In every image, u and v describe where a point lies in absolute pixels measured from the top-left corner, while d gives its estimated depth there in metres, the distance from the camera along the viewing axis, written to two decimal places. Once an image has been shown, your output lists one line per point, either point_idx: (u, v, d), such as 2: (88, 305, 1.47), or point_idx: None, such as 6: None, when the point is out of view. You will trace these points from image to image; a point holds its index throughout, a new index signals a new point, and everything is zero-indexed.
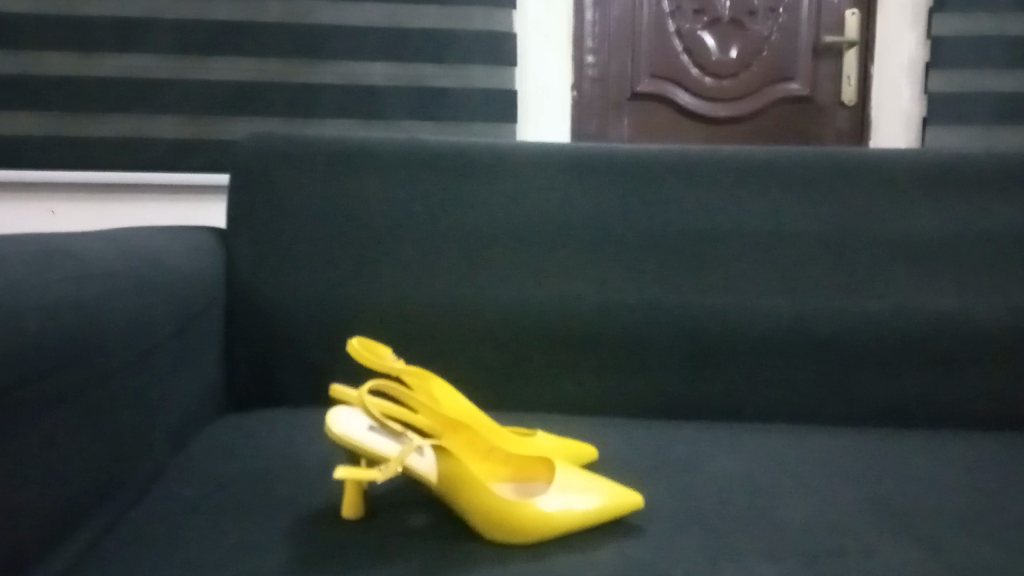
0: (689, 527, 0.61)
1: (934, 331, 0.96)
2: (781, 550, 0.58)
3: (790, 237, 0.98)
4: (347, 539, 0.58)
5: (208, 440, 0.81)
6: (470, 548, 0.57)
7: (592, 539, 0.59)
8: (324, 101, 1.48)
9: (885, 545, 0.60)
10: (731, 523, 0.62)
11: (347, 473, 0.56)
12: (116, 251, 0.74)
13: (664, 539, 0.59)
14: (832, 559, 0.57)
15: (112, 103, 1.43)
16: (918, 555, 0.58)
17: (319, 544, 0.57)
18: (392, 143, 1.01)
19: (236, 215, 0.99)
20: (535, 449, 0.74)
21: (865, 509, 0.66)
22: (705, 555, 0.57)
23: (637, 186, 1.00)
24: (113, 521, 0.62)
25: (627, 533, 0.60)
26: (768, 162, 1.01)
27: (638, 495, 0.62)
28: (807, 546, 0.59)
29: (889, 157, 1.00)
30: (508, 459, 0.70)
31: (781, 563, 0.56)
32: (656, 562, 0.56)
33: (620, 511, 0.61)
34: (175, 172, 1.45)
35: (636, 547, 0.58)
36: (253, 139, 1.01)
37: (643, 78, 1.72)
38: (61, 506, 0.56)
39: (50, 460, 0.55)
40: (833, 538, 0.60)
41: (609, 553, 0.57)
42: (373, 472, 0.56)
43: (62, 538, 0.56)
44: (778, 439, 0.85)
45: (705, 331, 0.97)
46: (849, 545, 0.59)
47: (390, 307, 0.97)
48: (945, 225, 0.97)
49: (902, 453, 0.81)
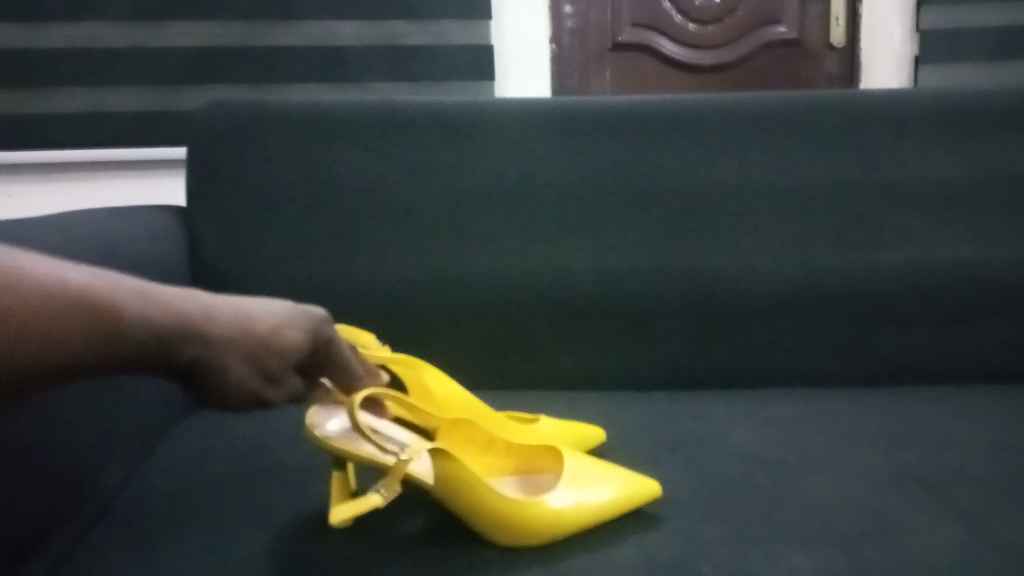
0: (710, 513, 0.57)
1: (947, 284, 0.92)
2: (812, 534, 0.54)
3: (793, 188, 0.93)
4: (342, 548, 0.53)
5: (183, 434, 0.75)
6: (475, 555, 0.53)
7: (610, 536, 0.55)
8: (291, 65, 1.40)
9: (921, 524, 0.55)
10: (753, 507, 0.58)
11: (346, 511, 0.51)
12: (56, 242, 0.68)
13: (685, 531, 0.55)
14: (868, 540, 0.53)
15: (64, 76, 1.35)
16: (962, 531, 0.54)
17: (310, 558, 0.52)
18: (367, 106, 0.94)
19: (202, 189, 0.92)
20: (542, 437, 0.70)
21: (891, 482, 0.62)
22: (735, 545, 0.53)
23: (632, 141, 0.94)
24: (72, 546, 0.56)
25: (645, 525, 0.56)
26: (770, 109, 0.95)
27: (655, 483, 0.58)
28: (841, 527, 0.55)
29: (895, 99, 0.94)
30: (510, 452, 0.66)
31: (813, 552, 0.52)
32: (682, 556, 0.51)
33: (638, 501, 0.56)
34: (135, 148, 1.38)
35: (657, 541, 0.54)
36: (216, 109, 0.94)
37: (625, 27, 1.65)
38: (16, 532, 0.50)
39: (13, 473, 0.51)
40: (865, 518, 0.56)
41: (629, 552, 0.52)
42: (374, 498, 0.52)
43: (32, 550, 0.52)
44: (791, 407, 0.81)
45: (708, 294, 0.92)
46: (885, 523, 0.55)
47: (375, 284, 0.92)
48: (956, 169, 0.93)
49: (921, 416, 0.78)
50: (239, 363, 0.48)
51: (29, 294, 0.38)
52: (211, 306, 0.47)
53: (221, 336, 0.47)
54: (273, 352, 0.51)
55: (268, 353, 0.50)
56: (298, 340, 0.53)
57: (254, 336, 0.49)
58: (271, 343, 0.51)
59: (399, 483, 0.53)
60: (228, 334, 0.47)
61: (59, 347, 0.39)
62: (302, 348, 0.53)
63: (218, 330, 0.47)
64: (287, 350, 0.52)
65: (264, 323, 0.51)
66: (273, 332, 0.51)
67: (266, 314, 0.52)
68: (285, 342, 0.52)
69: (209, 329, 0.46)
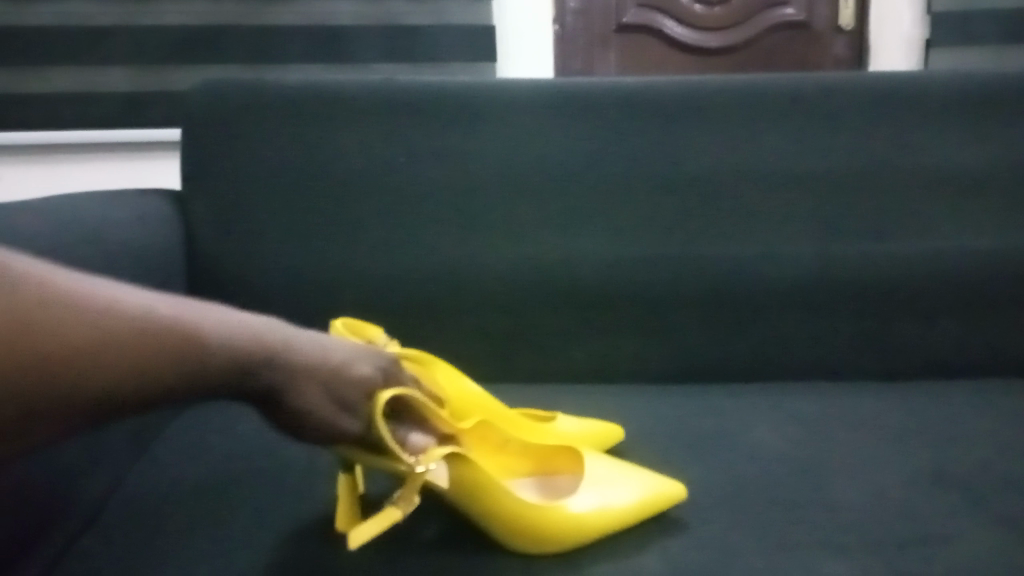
0: (738, 519, 0.54)
1: (969, 275, 0.89)
2: (844, 538, 0.52)
3: (811, 175, 0.91)
4: (353, 555, 0.51)
5: (182, 429, 0.72)
6: (495, 565, 0.50)
7: (634, 542, 0.53)
8: (289, 44, 1.36)
9: (961, 528, 0.53)
10: (782, 511, 0.55)
11: (373, 527, 0.48)
12: (43, 228, 0.64)
13: (715, 538, 0.52)
14: (902, 545, 0.51)
15: (53, 55, 1.31)
16: (1000, 534, 0.52)
17: (320, 568, 0.49)
18: (370, 86, 0.91)
19: (199, 174, 0.89)
20: (559, 438, 0.68)
21: (925, 483, 0.59)
22: (764, 552, 0.50)
23: (644, 124, 0.91)
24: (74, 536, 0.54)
25: (670, 530, 0.53)
26: (787, 92, 0.92)
27: (679, 485, 0.56)
28: (873, 531, 0.53)
29: (915, 81, 0.92)
30: (526, 454, 0.64)
31: (849, 561, 0.49)
32: (712, 564, 0.49)
33: (663, 505, 0.54)
34: (128, 129, 1.34)
35: (685, 547, 0.51)
36: (211, 89, 0.90)
37: (630, 8, 1.61)
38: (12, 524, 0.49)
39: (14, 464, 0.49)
40: (900, 523, 0.53)
41: (657, 561, 0.50)
42: (395, 511, 0.50)
43: (31, 543, 0.50)
44: (808, 403, 0.79)
45: (723, 285, 0.90)
46: (919, 527, 0.53)
47: (381, 273, 0.89)
48: (977, 155, 0.90)
49: (944, 412, 0.75)
50: (317, 393, 0.48)
51: (129, 322, 0.38)
52: (285, 333, 0.48)
53: (299, 365, 0.47)
54: (348, 384, 0.51)
55: (343, 384, 0.50)
56: (367, 374, 0.53)
57: (326, 366, 0.49)
58: (345, 376, 0.51)
59: (417, 495, 0.51)
60: (302, 363, 0.48)
61: (144, 375, 0.39)
62: (372, 382, 0.54)
63: (297, 360, 0.47)
64: (357, 380, 0.52)
65: (338, 357, 0.51)
66: (345, 365, 0.51)
67: (340, 349, 0.52)
68: (355, 373, 0.52)
69: (286, 356, 0.47)
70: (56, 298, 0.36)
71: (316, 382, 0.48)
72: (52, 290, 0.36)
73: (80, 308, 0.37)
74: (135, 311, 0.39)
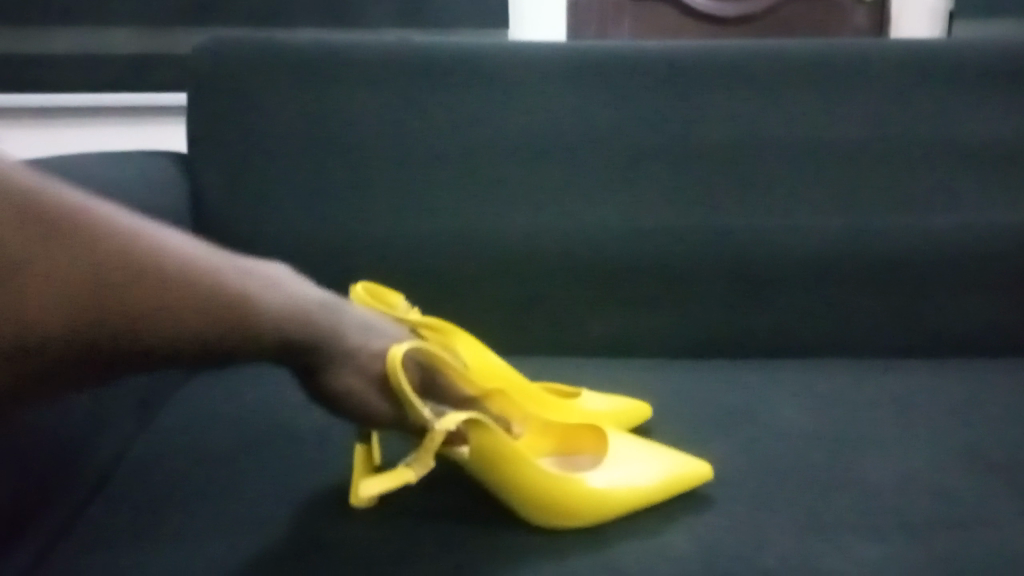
0: (767, 499, 0.53)
1: (996, 250, 0.87)
2: (874, 518, 0.50)
3: (836, 145, 0.88)
4: (371, 528, 0.50)
5: (190, 396, 0.71)
6: (517, 540, 0.49)
7: (658, 520, 0.51)
8: (297, 6, 1.32)
9: (995, 509, 0.51)
10: (808, 490, 0.54)
11: (380, 483, 0.48)
12: None
13: (744, 518, 0.50)
14: (936, 527, 0.49)
15: (56, 15, 1.28)
16: None
17: (337, 540, 0.48)
18: (384, 48, 0.88)
19: (208, 137, 0.87)
20: (583, 415, 0.67)
21: (959, 463, 0.57)
22: (794, 532, 0.49)
23: (665, 90, 0.89)
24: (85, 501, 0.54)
25: (695, 508, 0.52)
26: (814, 59, 0.89)
27: (705, 467, 0.54)
28: (905, 512, 0.51)
29: (946, 50, 0.89)
30: (549, 431, 0.63)
31: (880, 541, 0.48)
32: (740, 544, 0.48)
33: (687, 486, 0.53)
34: (132, 92, 1.32)
35: (711, 525, 0.50)
36: (220, 49, 0.88)
37: None
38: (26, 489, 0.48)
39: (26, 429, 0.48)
40: (934, 504, 0.52)
41: (684, 540, 0.48)
42: (407, 472, 0.49)
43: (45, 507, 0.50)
44: (830, 378, 0.77)
45: (742, 257, 0.88)
46: (953, 508, 0.51)
47: (395, 241, 0.87)
48: (1009, 127, 0.87)
49: (972, 389, 0.73)
50: (348, 372, 0.48)
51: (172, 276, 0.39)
52: (328, 312, 0.48)
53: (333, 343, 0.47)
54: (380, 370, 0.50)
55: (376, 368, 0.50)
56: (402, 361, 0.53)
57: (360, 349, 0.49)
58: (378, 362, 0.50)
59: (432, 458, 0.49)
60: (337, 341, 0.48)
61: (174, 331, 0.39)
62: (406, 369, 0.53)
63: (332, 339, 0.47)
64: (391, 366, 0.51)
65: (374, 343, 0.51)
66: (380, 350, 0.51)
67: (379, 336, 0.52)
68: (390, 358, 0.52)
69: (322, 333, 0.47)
70: (107, 246, 0.37)
71: (347, 362, 0.48)
72: (105, 234, 0.37)
73: (130, 256, 0.38)
74: (178, 265, 0.40)
